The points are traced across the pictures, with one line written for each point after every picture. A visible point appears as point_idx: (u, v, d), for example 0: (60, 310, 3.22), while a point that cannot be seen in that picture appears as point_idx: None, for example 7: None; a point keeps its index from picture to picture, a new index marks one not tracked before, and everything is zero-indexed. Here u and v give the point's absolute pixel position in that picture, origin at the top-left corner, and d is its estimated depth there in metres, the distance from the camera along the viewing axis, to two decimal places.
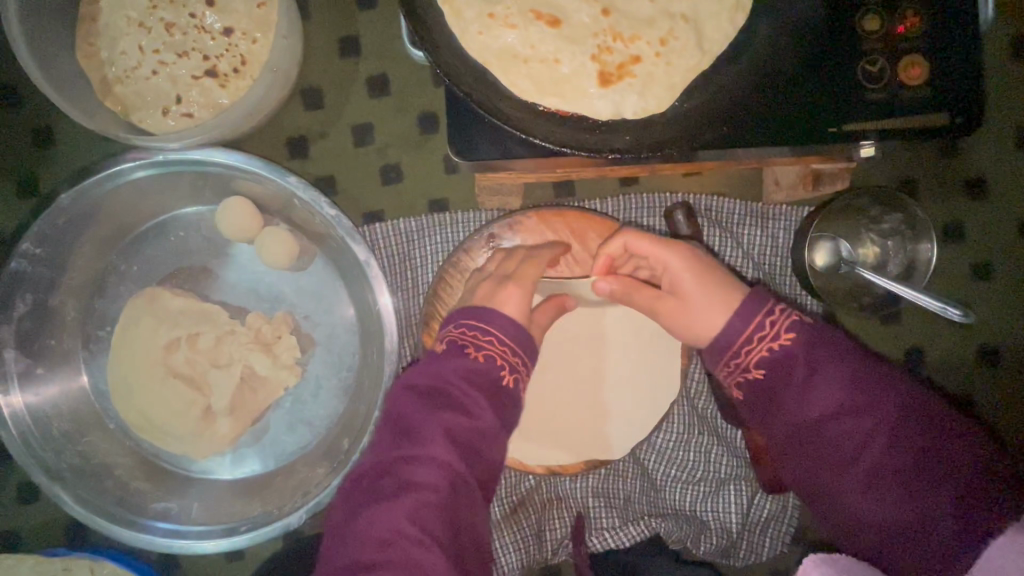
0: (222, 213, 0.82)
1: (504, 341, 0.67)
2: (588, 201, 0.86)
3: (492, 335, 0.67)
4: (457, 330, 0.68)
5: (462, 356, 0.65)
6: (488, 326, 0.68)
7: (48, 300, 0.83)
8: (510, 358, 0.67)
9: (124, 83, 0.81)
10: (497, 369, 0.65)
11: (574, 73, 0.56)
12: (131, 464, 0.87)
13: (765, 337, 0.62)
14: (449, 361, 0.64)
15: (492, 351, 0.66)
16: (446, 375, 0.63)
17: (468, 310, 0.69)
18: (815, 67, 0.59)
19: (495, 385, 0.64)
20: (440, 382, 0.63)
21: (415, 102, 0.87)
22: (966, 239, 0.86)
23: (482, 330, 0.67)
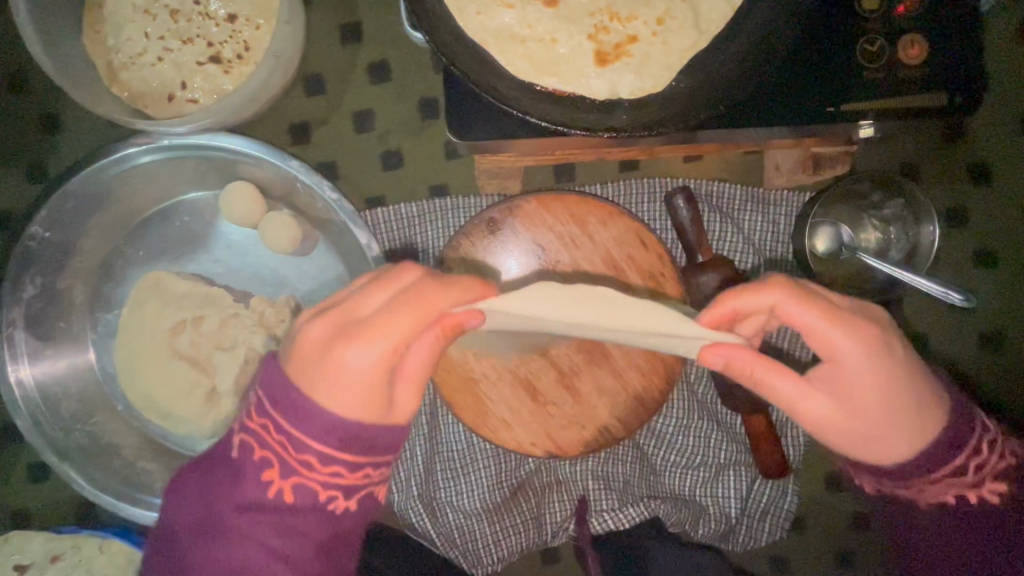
0: (226, 198, 0.83)
1: (304, 451, 0.60)
2: (588, 186, 0.86)
3: (290, 440, 0.60)
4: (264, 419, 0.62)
5: (247, 465, 0.63)
6: (297, 418, 0.59)
7: (56, 283, 0.84)
8: (308, 474, 0.61)
9: (130, 69, 0.82)
10: (296, 488, 0.62)
11: (571, 53, 0.57)
12: (138, 445, 0.89)
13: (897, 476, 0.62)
14: (222, 468, 0.65)
15: (279, 456, 0.61)
16: (212, 487, 0.64)
17: (287, 390, 0.59)
18: (811, 47, 0.59)
19: (261, 502, 0.62)
20: (223, 490, 0.64)
21: (415, 88, 0.88)
22: (970, 225, 0.86)
23: (284, 424, 0.59)
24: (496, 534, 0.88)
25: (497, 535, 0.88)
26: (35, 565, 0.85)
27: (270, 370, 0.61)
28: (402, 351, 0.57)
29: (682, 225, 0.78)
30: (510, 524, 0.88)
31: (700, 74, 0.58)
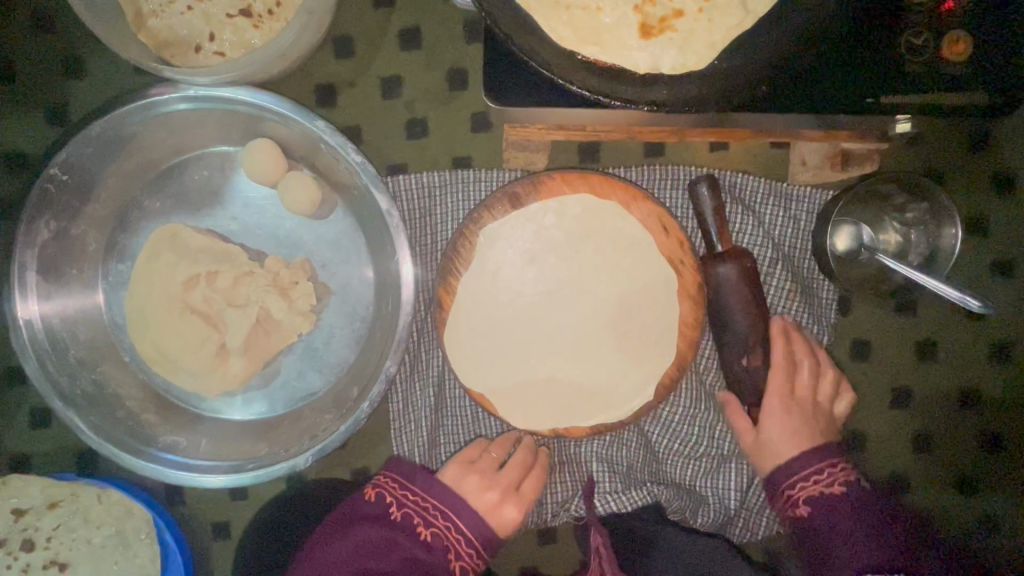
0: (247, 154, 0.82)
1: (461, 529, 0.76)
2: (613, 168, 0.86)
3: (455, 525, 0.76)
4: (420, 497, 0.77)
5: (407, 528, 0.75)
6: (456, 518, 0.76)
7: (70, 229, 0.84)
8: (457, 546, 0.76)
9: (158, 17, 0.81)
10: (443, 558, 0.74)
11: (616, 23, 0.57)
12: (142, 398, 0.88)
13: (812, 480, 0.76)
14: (382, 525, 0.75)
15: (441, 532, 0.75)
16: (375, 543, 0.74)
17: (445, 499, 0.77)
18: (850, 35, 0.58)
19: (420, 558, 0.74)
20: (388, 543, 0.74)
21: (445, 58, 0.87)
22: (990, 234, 0.86)
23: (446, 523, 0.76)
24: None
25: None
26: (32, 509, 0.86)
27: (436, 491, 0.77)
28: (523, 490, 0.81)
29: (703, 213, 0.78)
30: None
31: (742, 56, 0.58)
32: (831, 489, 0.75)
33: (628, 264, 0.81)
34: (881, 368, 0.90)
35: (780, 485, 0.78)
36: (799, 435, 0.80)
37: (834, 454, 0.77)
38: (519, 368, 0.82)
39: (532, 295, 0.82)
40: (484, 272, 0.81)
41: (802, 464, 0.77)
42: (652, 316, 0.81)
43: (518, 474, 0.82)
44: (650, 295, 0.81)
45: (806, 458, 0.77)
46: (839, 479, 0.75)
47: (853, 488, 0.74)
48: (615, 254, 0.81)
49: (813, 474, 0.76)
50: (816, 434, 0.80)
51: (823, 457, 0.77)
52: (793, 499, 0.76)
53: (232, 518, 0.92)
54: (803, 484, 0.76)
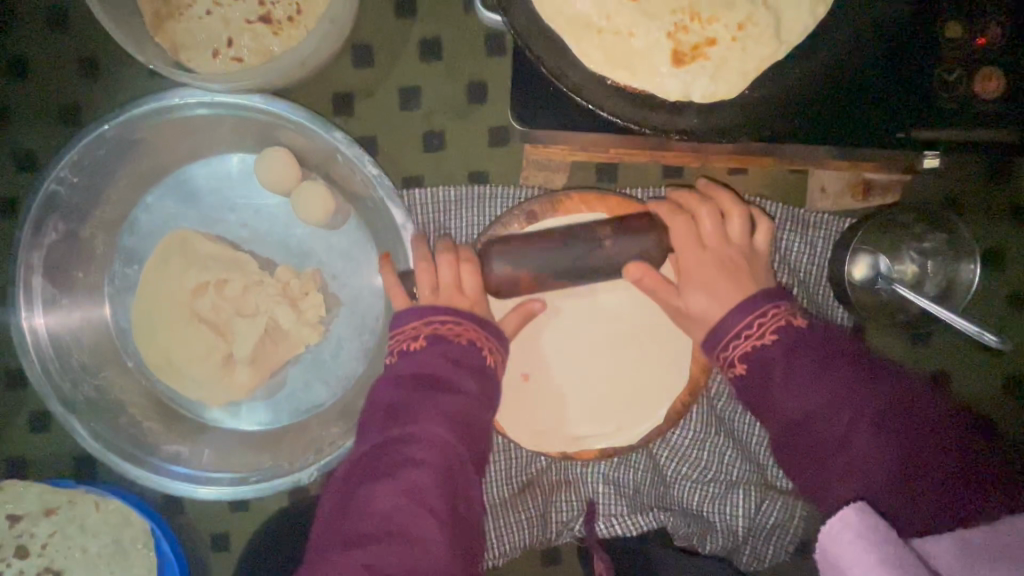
0: (262, 161, 0.81)
1: (454, 345, 0.66)
2: (630, 188, 0.85)
3: (460, 322, 0.68)
4: (393, 344, 0.69)
5: (408, 353, 0.66)
6: (426, 317, 0.68)
7: (79, 231, 0.83)
8: (468, 356, 0.66)
9: (177, 20, 0.80)
10: (454, 346, 0.66)
11: (648, 49, 0.55)
12: (145, 404, 0.87)
13: (748, 334, 0.65)
14: (391, 373, 0.66)
15: (445, 333, 0.67)
16: (386, 394, 0.64)
17: (416, 315, 0.69)
18: (872, 74, 0.59)
19: (445, 366, 0.64)
20: (420, 365, 0.64)
21: (465, 70, 0.86)
22: (1008, 267, 0.85)
23: (437, 326, 0.67)
24: (501, 528, 0.87)
25: (500, 531, 0.87)
26: (29, 515, 0.84)
27: (425, 357, 0.65)
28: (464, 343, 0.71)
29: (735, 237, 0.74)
30: (517, 520, 0.87)
31: (773, 85, 0.57)
32: (766, 340, 0.64)
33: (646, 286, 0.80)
34: None
35: (717, 344, 0.67)
36: (714, 275, 0.70)
37: (766, 301, 0.66)
38: (540, 366, 0.80)
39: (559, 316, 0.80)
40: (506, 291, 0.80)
41: (731, 322, 0.66)
42: (664, 342, 0.80)
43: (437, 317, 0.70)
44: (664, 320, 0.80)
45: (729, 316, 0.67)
46: (772, 327, 0.65)
47: (784, 338, 0.64)
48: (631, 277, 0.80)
49: (756, 412, 0.67)
50: (749, 282, 0.70)
51: (757, 303, 0.66)
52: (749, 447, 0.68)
53: (232, 531, 0.90)
54: (756, 419, 0.67)
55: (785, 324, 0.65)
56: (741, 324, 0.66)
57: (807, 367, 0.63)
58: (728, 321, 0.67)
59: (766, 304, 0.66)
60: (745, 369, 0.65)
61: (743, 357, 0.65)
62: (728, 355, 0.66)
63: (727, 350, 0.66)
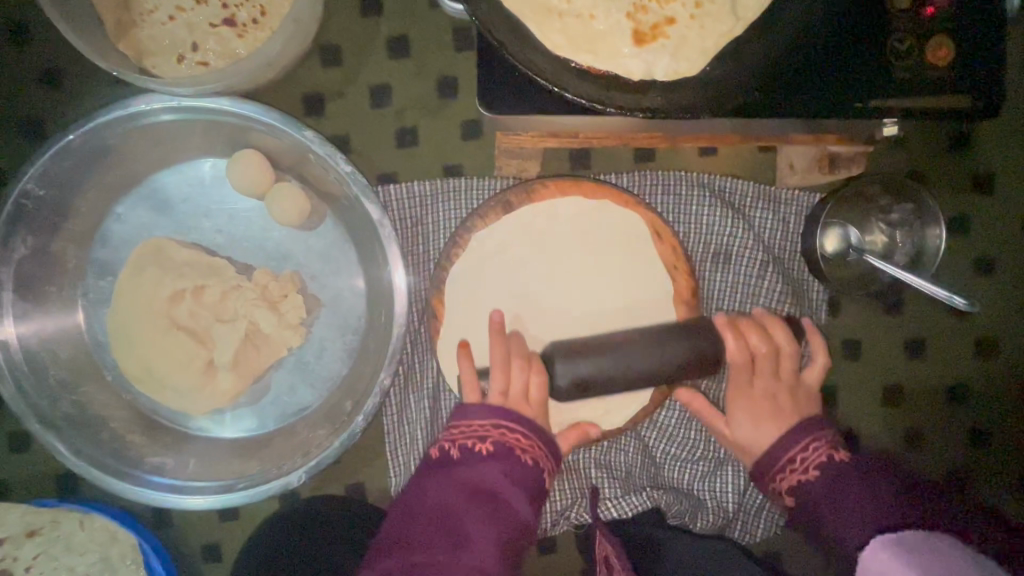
0: (233, 165, 0.81)
1: (512, 429, 0.71)
2: (604, 175, 0.86)
3: (512, 429, 0.71)
4: (453, 432, 0.72)
5: (466, 449, 0.70)
6: (471, 420, 0.72)
7: (48, 245, 0.81)
8: (521, 444, 0.71)
9: (140, 27, 0.80)
10: (508, 444, 0.70)
11: (610, 30, 0.57)
12: (126, 417, 0.85)
13: (794, 467, 0.71)
14: (447, 470, 0.69)
15: (498, 439, 0.70)
16: (450, 491, 0.67)
17: (486, 414, 0.72)
18: (827, 49, 0.60)
19: (500, 494, 0.67)
20: (465, 484, 0.67)
21: (435, 66, 0.86)
22: (971, 234, 0.88)
23: (500, 430, 0.71)
24: None
25: None
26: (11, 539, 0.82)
27: (490, 472, 0.68)
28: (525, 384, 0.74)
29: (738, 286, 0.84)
30: None
31: (733, 62, 0.58)
32: (810, 474, 0.69)
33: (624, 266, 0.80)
34: (872, 366, 0.91)
35: (766, 477, 0.73)
36: (761, 409, 0.77)
37: (817, 432, 0.72)
38: None
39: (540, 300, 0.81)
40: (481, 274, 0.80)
41: (780, 450, 0.73)
42: (647, 321, 0.80)
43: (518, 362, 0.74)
44: (646, 298, 0.80)
45: (788, 437, 0.73)
46: (814, 460, 0.69)
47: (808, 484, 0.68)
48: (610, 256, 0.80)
49: (799, 451, 0.71)
50: (792, 414, 0.77)
51: (799, 435, 0.72)
52: (779, 491, 0.72)
53: (223, 541, 0.89)
54: (786, 475, 0.71)
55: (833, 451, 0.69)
56: (799, 445, 0.72)
57: (850, 485, 0.65)
58: (779, 446, 0.73)
59: (818, 431, 0.72)
60: (795, 501, 0.69)
61: (793, 486, 0.69)
62: (778, 484, 0.72)
63: (777, 481, 0.72)
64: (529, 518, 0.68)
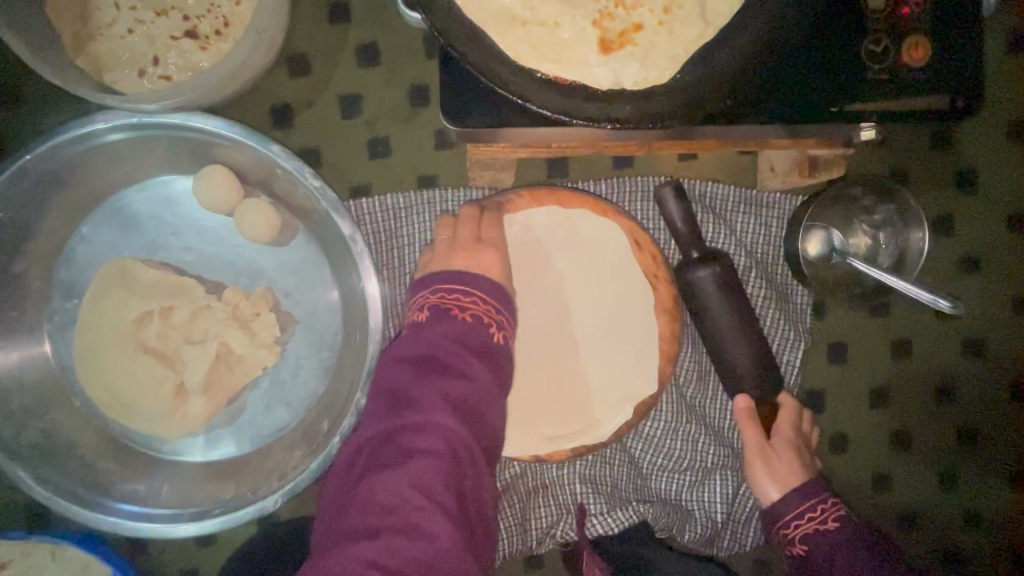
0: (199, 182, 0.78)
1: (471, 293, 0.67)
2: (582, 182, 0.84)
3: (461, 293, 0.67)
4: (429, 297, 0.68)
5: (419, 328, 0.65)
6: (438, 288, 0.68)
7: (9, 269, 0.79)
8: (462, 303, 0.67)
9: (97, 41, 0.77)
10: (467, 325, 0.65)
11: (575, 39, 0.55)
12: (97, 443, 0.83)
13: (810, 516, 0.76)
14: (400, 355, 0.64)
15: (456, 312, 0.66)
16: (418, 342, 0.64)
17: (436, 281, 0.69)
18: (797, 54, 0.59)
19: (456, 359, 0.63)
20: (429, 364, 0.62)
21: (406, 74, 0.84)
22: (956, 233, 0.87)
23: (448, 295, 0.67)
24: None
25: None
26: None
27: (434, 338, 0.63)
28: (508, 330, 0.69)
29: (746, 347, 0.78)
30: (495, 528, 0.85)
31: (705, 67, 0.57)
32: (828, 527, 0.75)
33: (604, 277, 0.78)
34: (859, 369, 0.90)
35: (775, 523, 0.78)
36: (781, 471, 0.78)
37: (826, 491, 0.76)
38: None
39: (518, 351, 0.79)
40: None
41: (794, 505, 0.76)
42: (628, 330, 0.78)
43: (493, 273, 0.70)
44: (627, 308, 0.78)
45: (798, 496, 0.77)
46: (832, 515, 0.75)
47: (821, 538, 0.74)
48: (588, 266, 0.78)
49: (807, 512, 0.76)
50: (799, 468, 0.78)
51: (816, 494, 0.76)
52: (788, 538, 0.76)
53: (201, 567, 0.87)
54: (797, 522, 0.76)
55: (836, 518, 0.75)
56: (809, 505, 0.76)
57: (856, 553, 0.73)
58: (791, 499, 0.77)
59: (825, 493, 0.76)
60: (804, 551, 0.75)
61: (803, 537, 0.75)
62: (788, 532, 0.76)
63: (786, 529, 0.77)
64: (501, 414, 0.63)
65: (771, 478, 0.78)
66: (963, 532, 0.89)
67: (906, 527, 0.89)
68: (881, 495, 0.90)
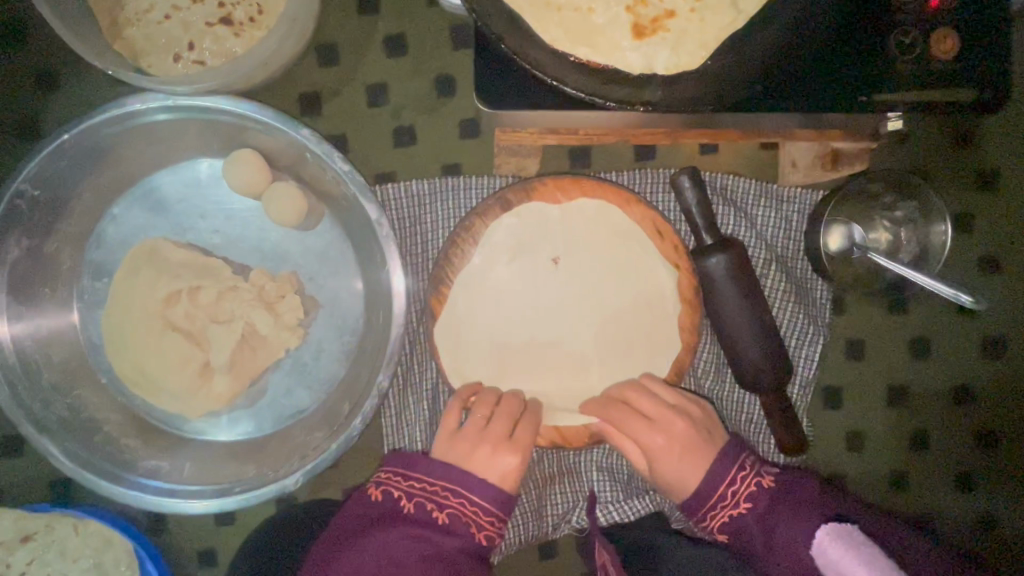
0: (229, 164, 0.79)
1: (475, 502, 0.73)
2: (604, 173, 0.85)
3: (468, 498, 0.73)
4: (422, 484, 0.73)
5: (417, 517, 0.71)
6: (433, 480, 0.74)
7: (43, 246, 0.81)
8: (472, 514, 0.72)
9: (135, 26, 0.79)
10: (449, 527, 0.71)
11: (608, 24, 0.56)
12: (122, 421, 0.85)
13: (725, 502, 0.75)
14: (394, 526, 0.70)
15: (457, 510, 0.72)
16: (400, 546, 0.69)
17: (439, 473, 0.74)
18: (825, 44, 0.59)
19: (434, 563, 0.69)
20: (405, 555, 0.69)
21: (433, 64, 0.86)
22: (977, 231, 0.87)
23: (452, 496, 0.73)
24: None
25: None
26: (5, 545, 0.80)
27: (419, 533, 0.70)
28: (515, 438, 0.76)
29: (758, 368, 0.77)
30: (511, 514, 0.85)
31: (736, 53, 0.57)
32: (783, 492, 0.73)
33: (618, 265, 0.79)
34: (877, 366, 0.90)
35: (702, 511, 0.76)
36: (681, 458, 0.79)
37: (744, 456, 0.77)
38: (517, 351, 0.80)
39: (526, 344, 0.80)
40: (478, 321, 0.79)
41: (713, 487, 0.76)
42: (644, 316, 0.79)
43: (505, 426, 0.76)
44: (646, 294, 0.79)
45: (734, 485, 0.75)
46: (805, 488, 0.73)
47: (760, 497, 0.73)
48: (603, 255, 0.79)
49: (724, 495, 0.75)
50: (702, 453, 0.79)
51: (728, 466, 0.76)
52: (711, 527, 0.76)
53: (220, 545, 0.88)
54: (716, 513, 0.75)
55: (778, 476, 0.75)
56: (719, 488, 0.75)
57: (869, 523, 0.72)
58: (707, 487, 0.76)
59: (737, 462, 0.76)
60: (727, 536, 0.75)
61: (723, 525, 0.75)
62: (710, 522, 0.76)
63: (708, 518, 0.76)
64: None
65: (688, 465, 0.79)
66: (979, 530, 0.89)
67: (924, 525, 0.89)
68: (898, 493, 0.89)
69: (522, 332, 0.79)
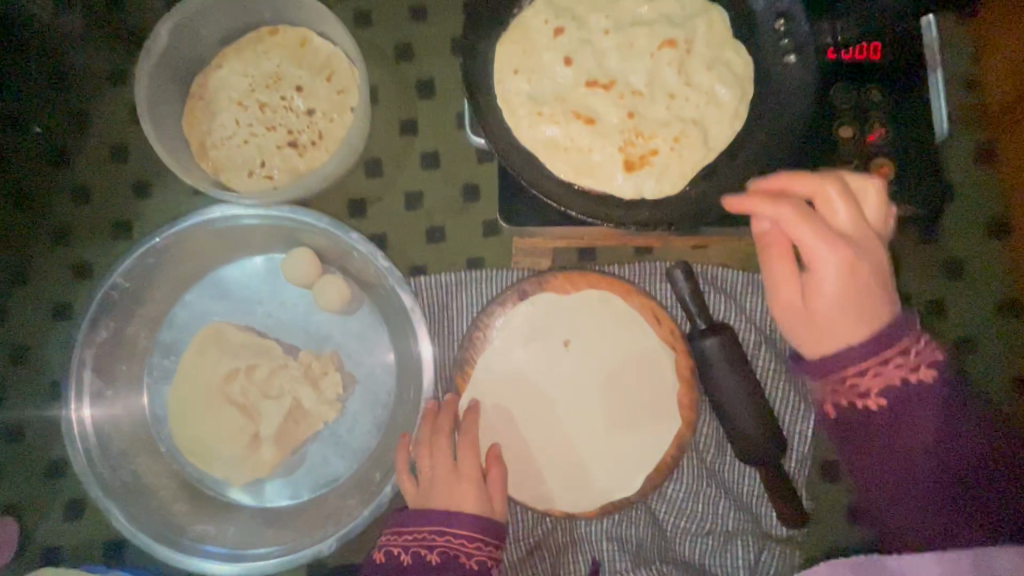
0: (288, 261, 0.94)
1: (457, 532, 0.78)
2: (607, 266, 0.97)
3: (452, 533, 0.78)
4: (409, 535, 0.79)
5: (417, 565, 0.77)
6: (418, 528, 0.79)
7: (126, 329, 0.95)
8: (462, 546, 0.78)
9: (218, 149, 0.97)
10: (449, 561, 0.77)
11: (606, 160, 0.72)
12: (175, 486, 0.94)
13: (854, 367, 0.69)
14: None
15: (446, 548, 0.78)
16: None
17: (424, 522, 0.79)
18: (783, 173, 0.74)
19: None
20: None
21: (461, 175, 1.02)
22: (948, 317, 0.96)
23: (441, 537, 0.78)
24: None
25: None
26: None
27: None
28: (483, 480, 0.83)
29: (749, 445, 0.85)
30: None
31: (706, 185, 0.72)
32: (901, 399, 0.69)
33: (621, 348, 0.90)
34: None
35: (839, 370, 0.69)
36: (850, 308, 0.68)
37: (910, 339, 0.69)
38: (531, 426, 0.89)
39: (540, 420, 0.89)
40: (494, 398, 0.89)
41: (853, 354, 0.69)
42: (646, 394, 0.89)
43: (474, 464, 0.83)
44: (647, 375, 0.89)
45: (870, 349, 0.68)
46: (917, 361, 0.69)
47: (892, 393, 0.69)
48: (607, 340, 0.90)
49: (867, 359, 0.69)
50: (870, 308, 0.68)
51: (880, 347, 0.68)
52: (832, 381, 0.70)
53: None
54: (842, 373, 0.70)
55: (930, 365, 0.69)
56: (862, 359, 0.68)
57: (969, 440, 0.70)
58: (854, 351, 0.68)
59: (907, 332, 0.69)
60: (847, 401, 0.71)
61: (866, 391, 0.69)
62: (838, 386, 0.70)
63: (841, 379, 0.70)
64: None
65: (849, 311, 0.68)
66: None
67: None
68: None
69: (536, 409, 0.89)
